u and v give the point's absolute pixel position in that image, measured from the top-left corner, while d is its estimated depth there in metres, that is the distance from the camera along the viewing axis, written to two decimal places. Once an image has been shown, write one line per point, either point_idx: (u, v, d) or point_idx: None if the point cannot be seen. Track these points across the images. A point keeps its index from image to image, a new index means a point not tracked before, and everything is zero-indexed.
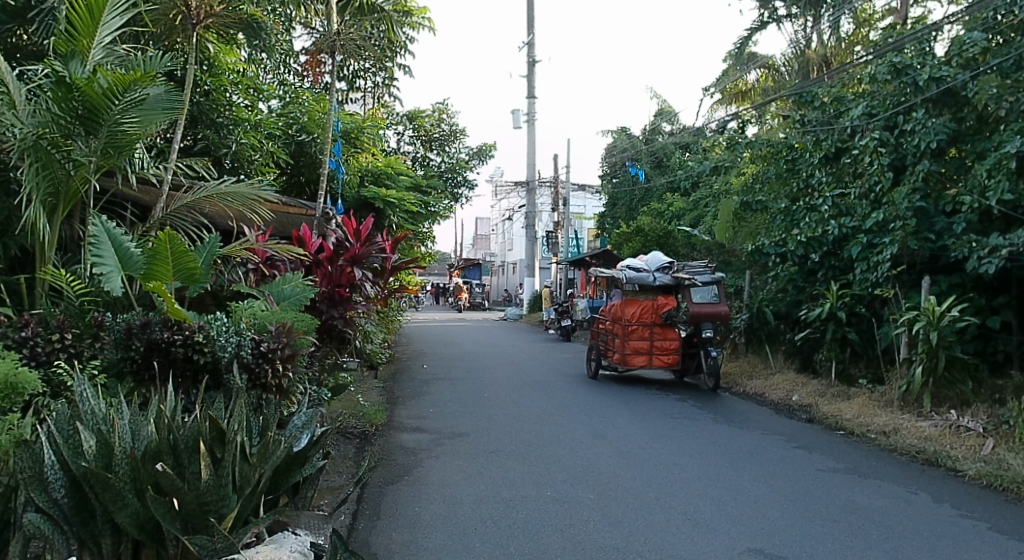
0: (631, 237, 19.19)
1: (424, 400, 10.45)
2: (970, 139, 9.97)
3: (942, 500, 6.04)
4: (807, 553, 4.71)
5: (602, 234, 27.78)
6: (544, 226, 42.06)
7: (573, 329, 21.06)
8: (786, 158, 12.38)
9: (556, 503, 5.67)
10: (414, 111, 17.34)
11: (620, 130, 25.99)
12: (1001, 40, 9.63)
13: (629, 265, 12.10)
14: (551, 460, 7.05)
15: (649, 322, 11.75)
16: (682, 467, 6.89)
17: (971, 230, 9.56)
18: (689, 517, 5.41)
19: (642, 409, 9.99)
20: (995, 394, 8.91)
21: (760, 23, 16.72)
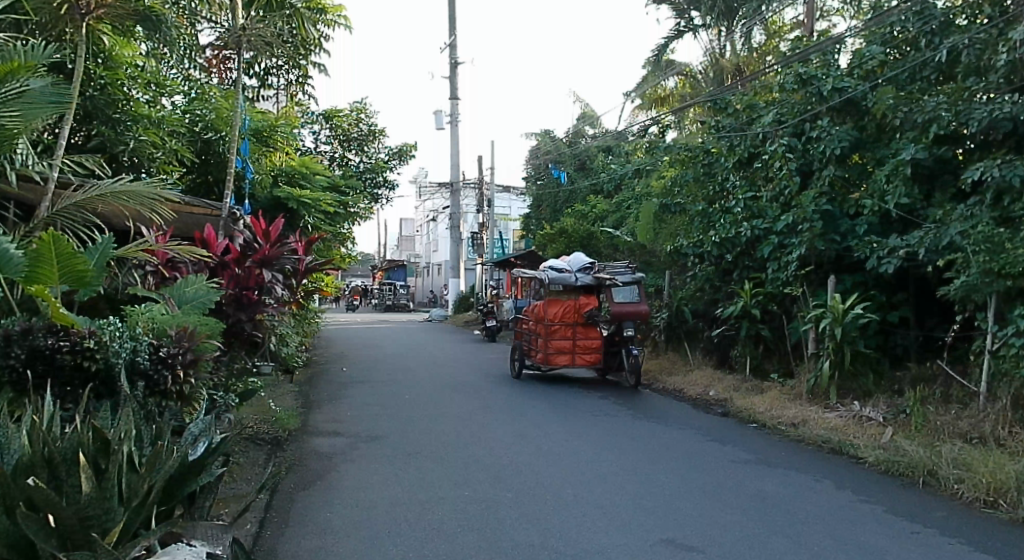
0: (554, 237, 19.42)
1: (341, 404, 10.42)
2: (871, 145, 10.55)
3: (845, 487, 6.42)
4: (716, 542, 4.96)
5: (527, 236, 28.10)
6: (469, 228, 42.25)
7: (498, 329, 21.27)
8: (703, 162, 12.86)
9: (472, 503, 5.79)
10: (330, 110, 17.13)
11: (543, 133, 26.38)
12: (898, 54, 10.39)
13: (551, 266, 12.42)
14: (469, 461, 7.17)
15: (570, 322, 12.03)
16: (598, 464, 7.11)
17: (872, 232, 10.10)
18: (605, 510, 5.62)
19: (562, 408, 10.21)
20: (895, 386, 9.50)
21: (677, 31, 17.38)
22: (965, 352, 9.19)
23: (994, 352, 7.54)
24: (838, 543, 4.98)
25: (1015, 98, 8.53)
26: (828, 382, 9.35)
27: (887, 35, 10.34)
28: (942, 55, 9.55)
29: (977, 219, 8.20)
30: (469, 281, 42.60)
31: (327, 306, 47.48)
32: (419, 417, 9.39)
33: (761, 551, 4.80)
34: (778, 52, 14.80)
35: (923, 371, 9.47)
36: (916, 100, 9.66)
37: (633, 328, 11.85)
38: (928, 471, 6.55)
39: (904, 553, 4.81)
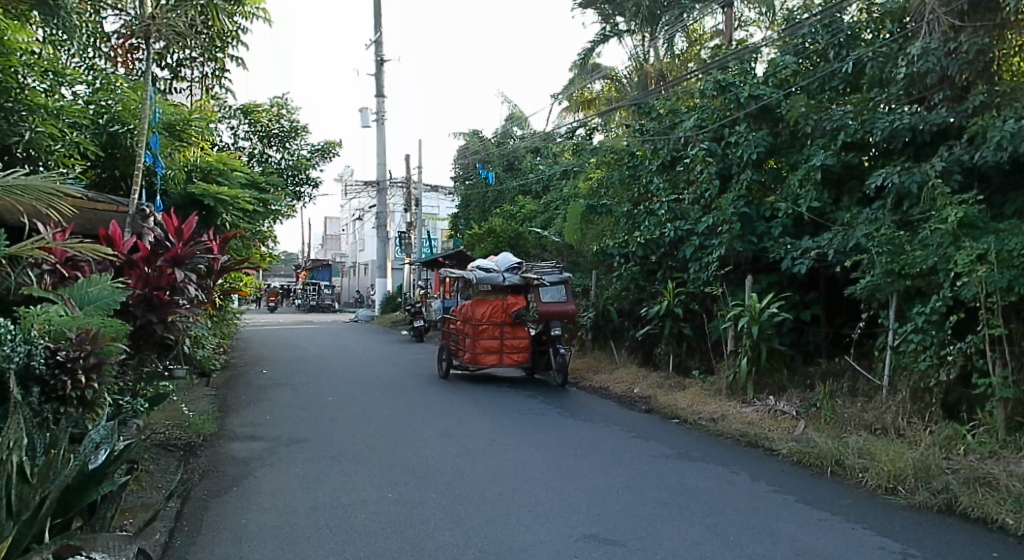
0: (483, 238, 19.14)
1: (261, 407, 10.26)
2: (785, 151, 11.03)
3: (760, 478, 6.73)
4: (638, 535, 5.14)
5: (455, 235, 28.15)
6: (396, 227, 41.94)
7: (426, 329, 21.27)
8: (628, 165, 13.19)
9: (397, 505, 5.82)
10: (248, 105, 16.71)
11: (471, 133, 26.53)
12: (809, 64, 10.97)
13: (479, 266, 12.54)
14: (394, 462, 7.18)
15: (498, 322, 12.12)
16: (525, 462, 7.24)
17: (786, 234, 10.51)
18: (530, 508, 5.74)
19: (487, 407, 10.30)
20: (807, 380, 9.96)
21: (602, 36, 17.79)
22: (870, 348, 9.73)
23: (896, 347, 8.02)
24: (752, 532, 5.23)
25: (914, 109, 9.11)
26: (746, 378, 9.73)
27: (799, 47, 10.92)
28: (848, 67, 10.17)
29: (881, 222, 8.71)
30: (397, 281, 42.35)
31: (248, 307, 46.41)
32: (343, 419, 9.34)
33: (680, 543, 5.00)
34: (700, 60, 15.31)
35: (833, 367, 9.97)
36: (825, 109, 10.17)
37: (559, 327, 12.11)
38: (836, 461, 6.92)
39: (812, 539, 5.10)
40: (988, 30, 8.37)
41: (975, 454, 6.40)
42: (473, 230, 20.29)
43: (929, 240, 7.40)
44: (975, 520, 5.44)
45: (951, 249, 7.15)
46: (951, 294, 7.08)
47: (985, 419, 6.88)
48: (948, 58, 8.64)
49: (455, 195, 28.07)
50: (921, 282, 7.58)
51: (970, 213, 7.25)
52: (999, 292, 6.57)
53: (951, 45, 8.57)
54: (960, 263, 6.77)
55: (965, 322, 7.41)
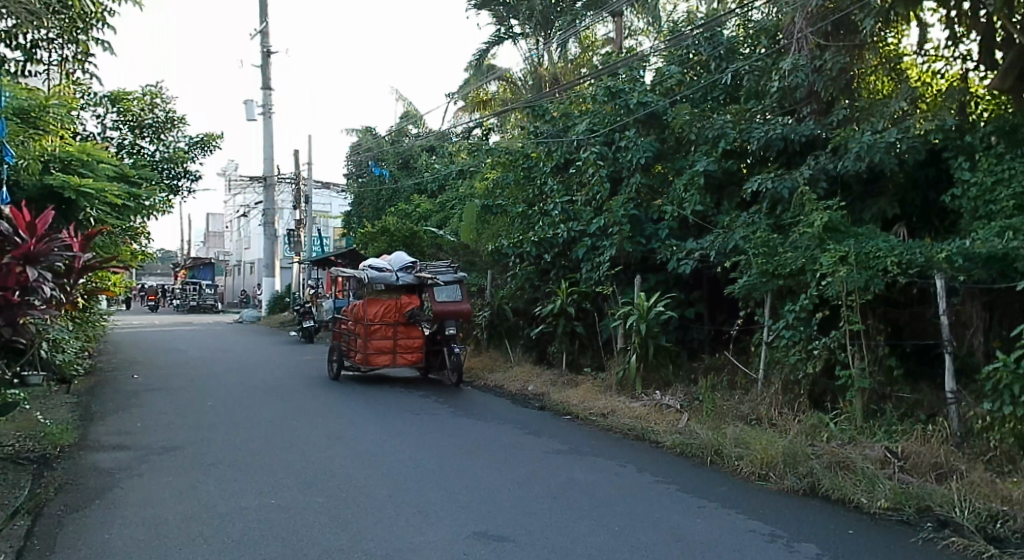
0: (377, 236, 18.95)
1: (130, 414, 9.81)
2: (671, 156, 11.52)
3: (645, 470, 7.05)
4: (526, 531, 5.28)
5: (347, 234, 27.71)
6: (284, 225, 40.86)
7: (316, 329, 20.85)
8: (523, 166, 13.41)
9: (279, 511, 5.73)
10: (117, 92, 15.83)
11: (365, 130, 26.26)
12: (693, 74, 11.56)
13: (371, 265, 12.45)
14: (279, 467, 7.06)
15: (391, 321, 12.05)
16: (416, 462, 7.29)
17: (672, 235, 10.96)
18: (420, 509, 5.78)
19: (379, 408, 10.25)
20: (691, 375, 10.45)
21: (496, 37, 18.08)
22: (748, 343, 10.32)
23: (771, 343, 8.56)
24: (635, 522, 5.48)
25: (786, 120, 9.79)
26: (634, 374, 10.13)
27: (684, 57, 11.51)
28: (728, 78, 10.82)
29: (757, 226, 9.26)
30: (286, 280, 41.23)
31: (124, 308, 44.01)
32: (224, 424, 9.08)
33: (568, 535, 5.18)
34: (591, 65, 15.80)
35: (714, 362, 10.51)
36: (707, 118, 10.70)
37: (455, 327, 12.20)
38: (715, 451, 7.33)
39: (689, 526, 5.41)
40: (849, 49, 9.32)
41: (836, 441, 6.93)
42: (367, 228, 20.05)
43: (799, 242, 7.96)
44: (835, 500, 5.92)
45: (817, 250, 7.72)
46: (817, 293, 7.63)
47: (846, 407, 7.47)
48: (815, 74, 9.39)
49: (348, 193, 27.64)
50: (791, 282, 8.10)
51: (833, 218, 7.85)
52: (858, 291, 7.14)
53: (817, 62, 9.38)
54: (824, 264, 7.33)
55: (830, 318, 8.03)
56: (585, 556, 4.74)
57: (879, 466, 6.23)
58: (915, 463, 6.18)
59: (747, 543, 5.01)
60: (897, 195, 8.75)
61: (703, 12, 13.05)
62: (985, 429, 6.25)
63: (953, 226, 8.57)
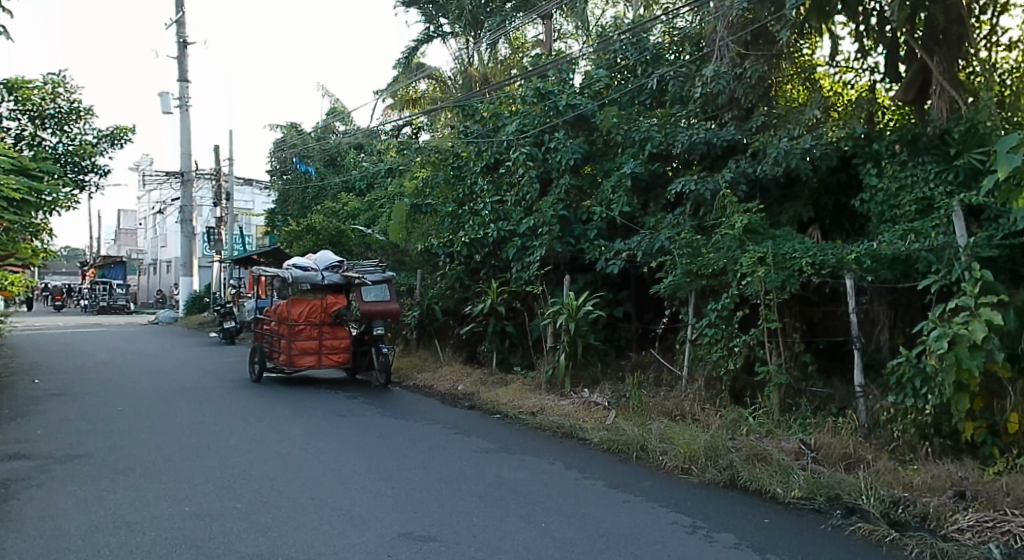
0: (302, 235, 18.65)
1: (33, 421, 9.38)
2: (600, 158, 11.75)
3: (572, 467, 7.18)
4: (453, 531, 5.31)
5: (270, 232, 27.13)
6: (202, 222, 39.68)
7: (237, 331, 20.37)
8: (453, 165, 13.44)
9: (194, 519, 5.58)
10: (15, 80, 15.16)
11: (290, 126, 25.82)
12: (621, 78, 11.85)
13: (295, 265, 12.21)
14: (196, 473, 6.88)
15: (316, 321, 11.85)
16: (341, 464, 7.23)
17: (601, 236, 11.15)
18: (344, 512, 5.74)
19: (304, 411, 10.09)
20: (619, 373, 10.67)
21: (425, 35, 18.07)
22: (672, 341, 10.61)
23: (694, 341, 8.81)
24: (560, 518, 5.59)
25: (709, 125, 10.10)
26: (564, 372, 10.28)
27: (612, 62, 11.82)
28: (653, 82, 11.12)
29: (682, 227, 9.53)
30: (205, 279, 40.03)
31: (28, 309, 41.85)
32: (138, 430, 8.79)
33: (494, 534, 5.24)
34: (521, 67, 16.00)
35: (640, 359, 10.75)
36: (634, 120, 10.94)
37: (383, 327, 12.17)
38: (640, 446, 7.52)
39: (614, 520, 5.55)
40: (766, 58, 9.66)
41: (755, 434, 7.21)
42: (292, 226, 19.71)
43: (721, 243, 8.22)
44: (753, 492, 6.16)
45: (738, 251, 8.00)
46: (738, 292, 7.91)
47: (764, 402, 7.77)
48: (736, 81, 9.78)
49: (272, 190, 27.09)
50: (714, 282, 8.37)
51: (753, 220, 8.15)
52: (775, 290, 7.44)
53: (738, 70, 9.73)
54: (744, 264, 7.60)
55: (748, 316, 8.36)
56: (511, 554, 4.80)
57: (794, 458, 6.52)
58: (827, 453, 6.48)
59: (668, 535, 5.17)
60: (812, 199, 9.14)
61: (629, 18, 13.38)
62: (891, 420, 6.62)
63: (861, 229, 8.99)
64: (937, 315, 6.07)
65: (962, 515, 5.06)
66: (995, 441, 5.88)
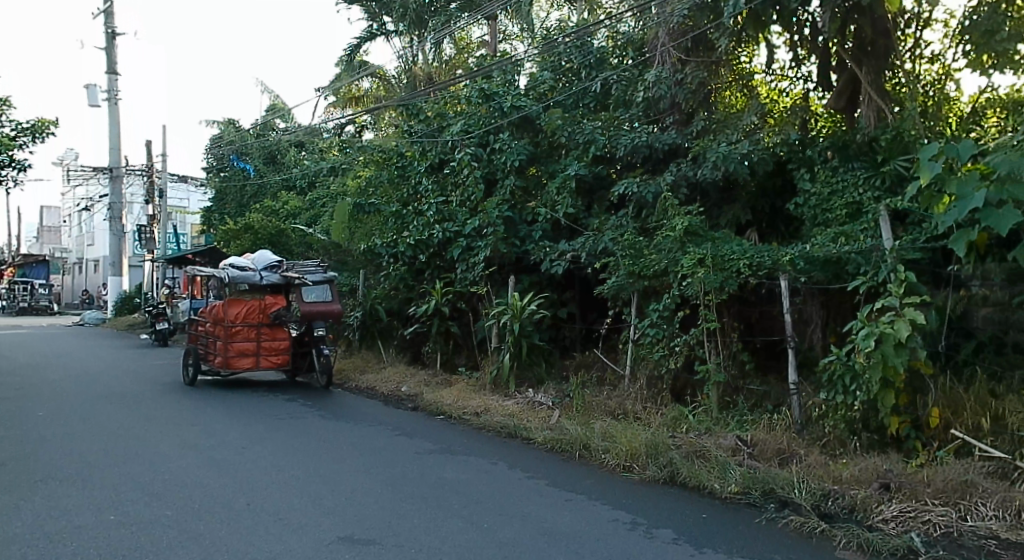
0: (240, 234, 18.30)
1: None
2: (544, 160, 11.86)
3: (515, 466, 7.24)
4: (393, 533, 5.29)
5: (207, 231, 26.53)
6: (134, 220, 38.52)
7: (170, 332, 19.88)
8: (397, 165, 13.39)
9: (119, 527, 5.42)
10: None
11: (227, 123, 25.33)
12: (565, 81, 12.01)
13: (233, 264, 12.03)
14: (123, 481, 6.69)
15: (254, 322, 11.70)
16: (278, 468, 7.13)
17: (545, 237, 11.23)
18: (280, 517, 5.66)
19: (241, 414, 9.91)
20: (563, 372, 10.78)
21: (368, 33, 17.95)
22: (615, 341, 10.77)
23: (636, 341, 8.96)
24: (502, 518, 5.63)
25: (651, 129, 10.28)
26: (508, 372, 10.34)
27: (556, 64, 11.95)
28: (597, 86, 11.29)
29: (625, 228, 9.70)
30: (136, 279, 38.90)
31: None
32: (64, 436, 8.50)
33: (435, 535, 5.24)
34: (466, 67, 16.02)
35: (584, 359, 10.89)
36: (578, 123, 11.11)
37: (324, 328, 12.10)
38: (583, 445, 7.63)
39: (555, 518, 5.62)
40: (706, 65, 9.88)
41: (694, 431, 7.39)
42: (229, 224, 19.33)
43: (663, 245, 8.41)
44: (692, 487, 6.32)
45: (679, 253, 8.18)
46: (678, 293, 8.09)
47: (703, 400, 7.96)
48: (676, 87, 9.98)
49: (208, 188, 26.50)
50: (656, 283, 8.56)
51: (694, 223, 8.34)
52: (714, 291, 7.64)
53: (679, 76, 9.97)
54: (684, 265, 7.79)
55: (690, 316, 8.62)
56: (451, 555, 4.82)
57: (731, 454, 6.71)
58: (762, 449, 6.69)
59: (608, 533, 5.26)
60: (750, 202, 9.41)
61: (573, 22, 13.55)
62: (822, 417, 6.87)
63: (796, 231, 9.31)
64: (865, 314, 6.33)
65: (887, 506, 5.30)
66: (918, 435, 6.16)
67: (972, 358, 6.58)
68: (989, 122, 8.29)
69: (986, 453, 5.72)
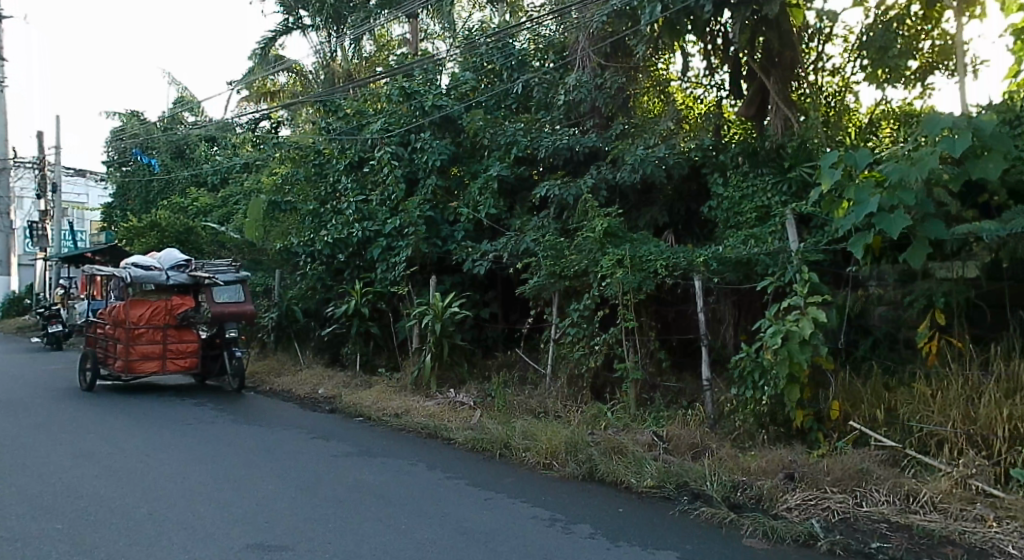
0: (144, 232, 17.66)
1: None
2: (466, 160, 11.92)
3: (435, 467, 7.28)
4: (306, 538, 5.24)
5: (106, 228, 25.44)
6: (25, 216, 36.51)
7: (64, 335, 19.00)
8: (314, 162, 13.21)
9: (7, 542, 5.16)
10: None
11: (130, 115, 24.40)
12: (486, 82, 12.10)
13: (135, 263, 11.47)
14: (12, 493, 6.36)
15: (159, 324, 11.29)
16: (184, 476, 6.93)
17: (467, 237, 11.26)
18: (186, 525, 5.51)
19: (146, 420, 9.58)
20: (484, 372, 10.85)
21: (283, 27, 17.62)
22: (537, 341, 10.90)
23: (557, 340, 9.11)
24: (420, 519, 5.66)
25: (571, 131, 10.49)
26: (429, 373, 10.34)
27: (477, 65, 12.04)
28: (518, 88, 11.43)
29: (545, 229, 9.87)
30: (26, 278, 36.89)
31: None
32: None
33: (351, 538, 5.24)
34: (386, 64, 15.95)
35: (506, 359, 10.99)
36: (500, 124, 11.24)
37: (235, 329, 11.84)
38: (504, 444, 7.71)
39: (474, 517, 5.69)
40: (625, 70, 10.26)
41: (613, 428, 7.60)
42: (133, 222, 18.63)
43: (582, 246, 8.60)
44: (609, 484, 6.49)
45: (598, 254, 8.38)
46: (598, 293, 8.29)
47: (622, 397, 8.18)
48: (596, 91, 10.26)
49: (107, 183, 25.42)
50: (576, 283, 8.74)
51: (613, 225, 8.54)
52: (632, 291, 7.88)
53: (598, 80, 10.25)
54: (603, 265, 8.00)
55: (608, 315, 8.72)
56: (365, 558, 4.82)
57: (646, 449, 6.93)
58: (677, 444, 6.94)
59: (527, 530, 5.37)
60: (666, 205, 9.74)
61: (495, 23, 13.70)
62: (733, 412, 7.17)
63: (710, 234, 9.63)
64: (772, 313, 6.64)
65: (791, 495, 5.60)
66: (820, 426, 6.55)
67: (869, 353, 6.99)
68: (884, 133, 8.83)
69: (880, 442, 6.12)
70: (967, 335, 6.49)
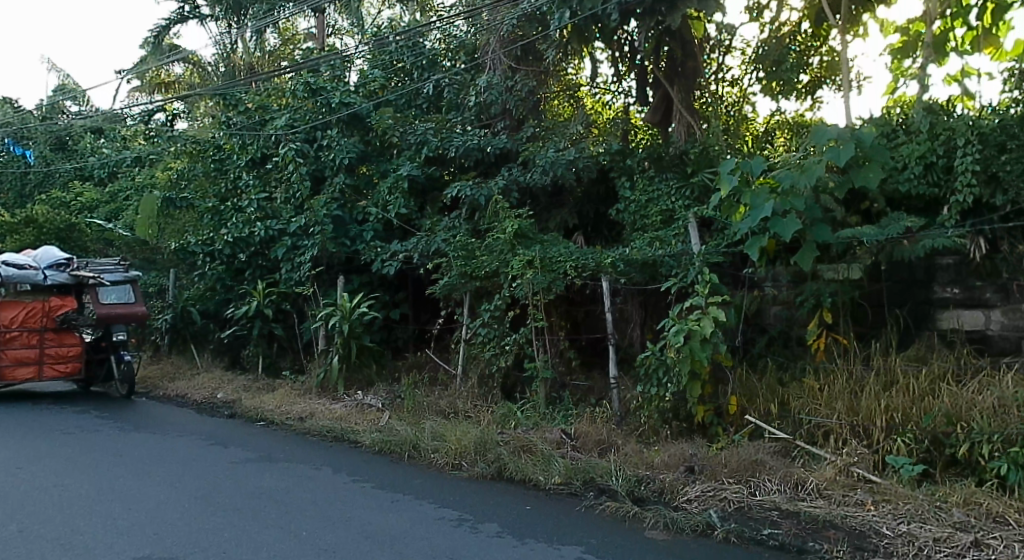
0: (19, 228, 16.55)
1: None
2: (375, 158, 11.80)
3: (339, 471, 7.19)
4: (201, 548, 5.10)
5: None
6: None
7: None
8: (215, 157, 12.88)
9: None
10: None
11: (3, 103, 22.78)
12: (395, 80, 12.02)
13: (7, 261, 10.65)
14: None
15: (35, 327, 10.70)
16: (65, 489, 6.58)
17: (377, 238, 11.12)
18: (66, 541, 5.25)
19: (25, 430, 9.03)
20: (393, 373, 10.79)
21: (179, 15, 16.93)
22: (448, 341, 10.94)
23: (467, 341, 9.16)
24: (322, 524, 5.59)
25: (482, 132, 10.57)
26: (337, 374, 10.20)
27: (386, 63, 11.95)
28: (429, 88, 11.44)
29: (457, 230, 9.92)
30: None
31: None
32: None
33: (249, 546, 5.13)
34: (291, 59, 15.62)
35: (416, 360, 10.98)
36: (409, 123, 11.19)
37: (124, 332, 11.29)
38: (412, 446, 7.69)
39: (379, 520, 5.68)
40: (535, 74, 10.46)
41: (522, 427, 7.71)
42: (7, 217, 17.42)
43: (493, 246, 8.69)
44: (518, 481, 6.60)
45: (508, 255, 8.50)
46: (508, 293, 8.42)
47: (531, 396, 8.31)
48: (507, 93, 10.38)
49: None
50: (487, 284, 8.83)
51: (523, 226, 8.65)
52: (542, 291, 8.03)
53: (509, 82, 10.38)
54: (513, 266, 8.11)
55: (519, 316, 8.84)
56: None
57: (554, 447, 7.06)
58: (584, 441, 7.10)
59: (433, 531, 5.40)
60: (576, 207, 9.95)
61: (403, 21, 13.64)
62: (638, 409, 7.40)
63: (618, 236, 9.90)
64: (675, 313, 6.89)
65: (691, 488, 5.84)
66: (719, 421, 6.83)
67: (764, 351, 7.36)
68: (779, 142, 9.43)
69: (774, 435, 6.44)
70: (851, 333, 6.97)
